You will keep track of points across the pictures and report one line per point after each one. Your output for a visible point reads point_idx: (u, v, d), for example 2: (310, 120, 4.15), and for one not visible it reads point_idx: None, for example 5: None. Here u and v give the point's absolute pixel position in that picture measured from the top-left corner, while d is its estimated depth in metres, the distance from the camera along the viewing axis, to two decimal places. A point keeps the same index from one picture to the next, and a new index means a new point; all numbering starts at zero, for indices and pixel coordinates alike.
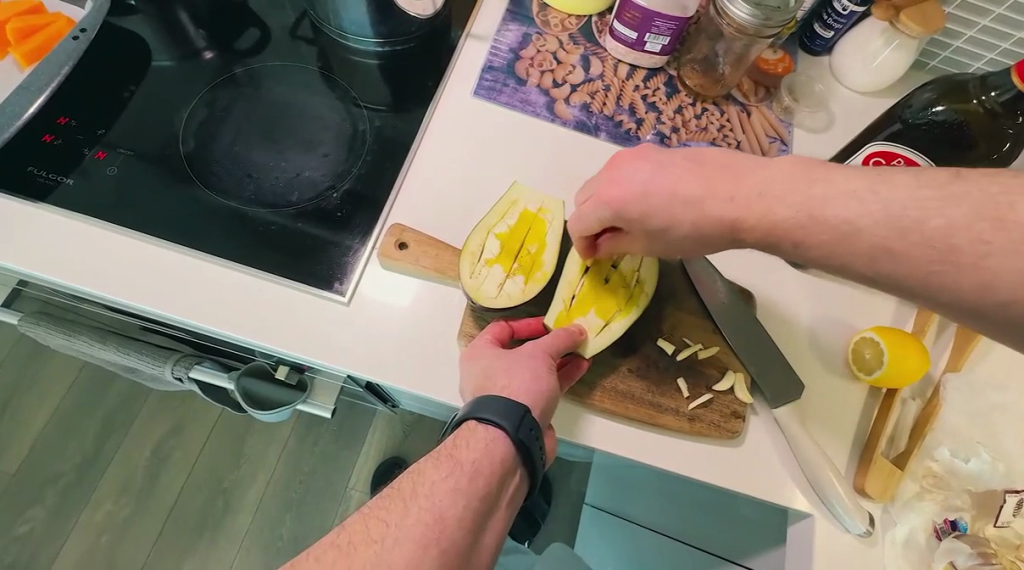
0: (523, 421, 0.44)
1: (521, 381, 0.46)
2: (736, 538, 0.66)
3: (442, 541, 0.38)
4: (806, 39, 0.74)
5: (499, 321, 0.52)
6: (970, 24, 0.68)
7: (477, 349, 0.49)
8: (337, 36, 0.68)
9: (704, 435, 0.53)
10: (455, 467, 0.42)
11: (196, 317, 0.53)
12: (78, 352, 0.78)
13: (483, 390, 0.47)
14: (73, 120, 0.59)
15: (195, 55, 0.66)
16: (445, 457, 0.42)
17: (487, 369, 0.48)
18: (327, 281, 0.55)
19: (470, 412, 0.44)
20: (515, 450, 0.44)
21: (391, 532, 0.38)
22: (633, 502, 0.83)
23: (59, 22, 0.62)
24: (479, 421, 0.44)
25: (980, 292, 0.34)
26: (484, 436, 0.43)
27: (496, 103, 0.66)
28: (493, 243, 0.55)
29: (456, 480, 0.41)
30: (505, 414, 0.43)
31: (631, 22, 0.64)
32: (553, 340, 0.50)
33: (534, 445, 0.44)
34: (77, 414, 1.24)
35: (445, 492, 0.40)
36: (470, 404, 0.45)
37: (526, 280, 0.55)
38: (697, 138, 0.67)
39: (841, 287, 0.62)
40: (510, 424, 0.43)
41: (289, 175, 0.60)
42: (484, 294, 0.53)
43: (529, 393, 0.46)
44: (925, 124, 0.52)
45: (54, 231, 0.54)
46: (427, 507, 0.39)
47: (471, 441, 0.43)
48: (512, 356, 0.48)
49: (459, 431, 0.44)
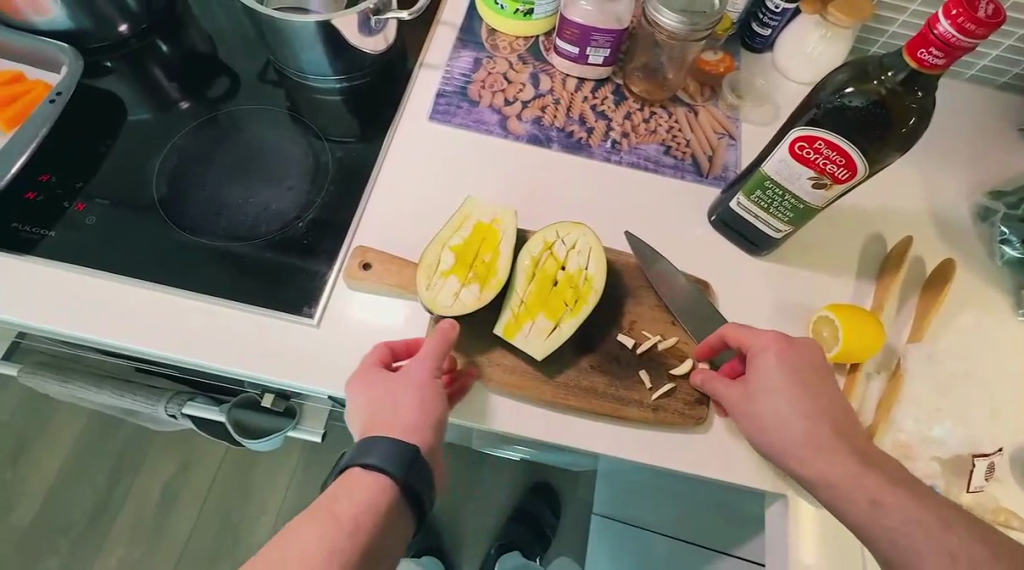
0: (411, 466, 0.44)
1: (410, 414, 0.47)
2: (723, 532, 0.68)
3: None
4: (747, 39, 0.77)
5: (380, 343, 0.53)
6: (899, 10, 0.71)
7: (369, 377, 0.50)
8: (300, 77, 0.73)
9: (670, 424, 0.54)
10: (336, 522, 0.42)
11: (174, 350, 0.55)
12: (76, 398, 0.82)
13: (370, 429, 0.47)
14: (54, 177, 0.63)
15: (170, 106, 0.71)
16: (326, 511, 0.42)
17: (369, 406, 0.48)
18: (296, 306, 0.58)
19: (359, 458, 0.44)
20: (403, 495, 0.44)
21: None
22: (633, 503, 0.84)
23: (37, 90, 0.64)
24: (366, 468, 0.44)
25: (780, 447, 0.46)
26: (371, 483, 0.44)
27: (451, 125, 0.69)
28: (448, 255, 0.57)
29: (335, 537, 0.42)
30: (395, 460, 0.44)
31: (572, 38, 0.68)
32: (434, 356, 0.50)
33: (421, 488, 0.45)
34: (85, 463, 1.27)
35: (322, 550, 0.41)
36: (358, 447, 0.45)
37: (481, 287, 0.56)
38: (646, 141, 0.70)
39: (798, 271, 0.64)
40: (397, 471, 0.44)
41: (258, 209, 0.63)
42: (439, 302, 0.55)
43: (419, 429, 0.47)
44: (837, 106, 0.46)
45: (37, 280, 0.57)
46: (302, 567, 0.40)
47: (356, 489, 0.43)
48: (397, 389, 0.49)
49: (344, 478, 0.44)
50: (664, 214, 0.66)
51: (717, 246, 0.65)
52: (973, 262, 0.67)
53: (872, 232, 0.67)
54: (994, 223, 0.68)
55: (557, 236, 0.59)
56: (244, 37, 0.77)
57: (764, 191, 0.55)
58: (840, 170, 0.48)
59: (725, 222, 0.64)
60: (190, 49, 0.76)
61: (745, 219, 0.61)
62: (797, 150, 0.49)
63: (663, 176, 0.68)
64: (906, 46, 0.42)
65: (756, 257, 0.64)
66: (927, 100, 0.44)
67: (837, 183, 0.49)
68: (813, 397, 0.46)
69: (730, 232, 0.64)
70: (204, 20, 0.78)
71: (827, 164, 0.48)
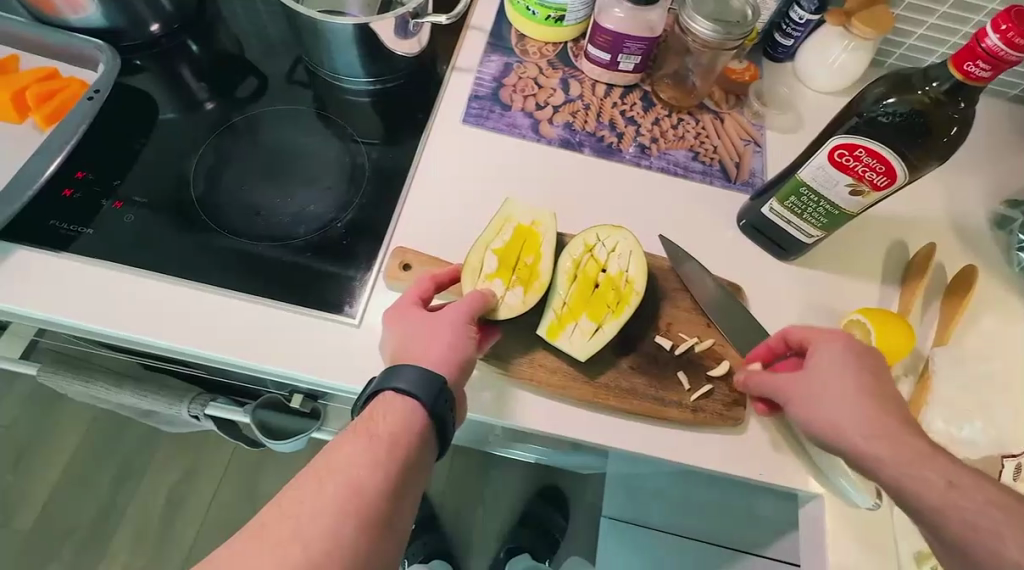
0: (440, 391, 0.45)
1: (440, 349, 0.48)
2: (757, 530, 0.68)
3: (359, 513, 0.40)
4: (770, 48, 0.79)
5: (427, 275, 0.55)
6: (918, 23, 0.74)
7: (401, 310, 0.52)
8: (332, 79, 0.74)
9: (709, 424, 0.55)
10: (371, 440, 0.42)
11: (215, 348, 0.55)
12: (93, 398, 0.81)
13: (402, 358, 0.48)
14: (90, 174, 0.63)
15: (197, 106, 0.71)
16: (360, 431, 0.43)
17: (405, 335, 0.50)
18: (337, 306, 0.58)
19: (390, 382, 0.45)
20: (431, 420, 0.45)
21: (307, 509, 0.39)
22: (639, 507, 0.83)
23: (73, 86, 0.65)
24: (399, 392, 0.45)
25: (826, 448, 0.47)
26: (402, 406, 0.44)
27: (484, 128, 0.70)
28: (491, 258, 0.57)
29: (374, 453, 0.42)
30: (424, 384, 0.45)
31: (604, 44, 0.69)
32: (471, 304, 0.52)
33: (449, 415, 0.46)
34: (90, 465, 1.25)
35: (361, 464, 0.41)
36: (388, 372, 0.46)
37: (526, 290, 0.56)
38: (675, 146, 0.71)
39: (824, 275, 0.66)
40: (425, 396, 0.45)
41: (295, 210, 0.63)
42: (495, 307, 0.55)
43: (446, 360, 0.48)
44: (880, 116, 0.47)
45: (75, 276, 0.57)
46: (343, 481, 0.40)
47: (389, 413, 0.44)
48: (431, 321, 0.50)
49: (376, 403, 0.45)
50: (695, 218, 0.67)
51: (746, 250, 0.66)
52: (991, 269, 0.69)
53: (895, 239, 0.69)
54: (1012, 231, 0.70)
55: (597, 238, 0.60)
56: (274, 38, 0.77)
57: (799, 197, 0.57)
58: (879, 178, 0.50)
59: (754, 226, 0.65)
60: (219, 49, 0.76)
61: (777, 224, 0.62)
62: (836, 157, 0.50)
63: (692, 181, 0.69)
64: (953, 58, 0.43)
65: (783, 261, 0.66)
66: (969, 109, 0.45)
67: (875, 190, 0.51)
68: (868, 390, 0.45)
69: (759, 235, 0.65)
70: (233, 22, 0.78)
71: (866, 171, 0.50)
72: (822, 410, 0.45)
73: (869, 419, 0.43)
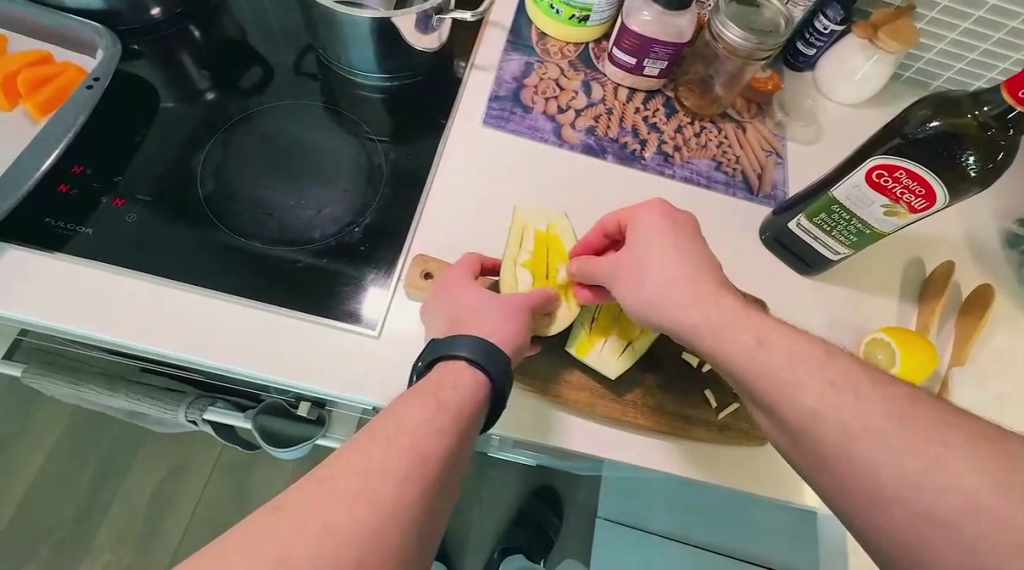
0: (509, 371, 0.44)
1: (507, 328, 0.47)
2: (785, 534, 0.70)
3: (426, 479, 0.36)
4: (791, 58, 0.78)
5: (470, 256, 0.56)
6: (938, 38, 0.74)
7: (461, 286, 0.51)
8: (345, 73, 0.70)
9: (735, 444, 0.54)
10: (442, 406, 0.40)
11: (229, 359, 0.52)
12: (83, 400, 0.77)
13: (462, 329, 0.47)
14: (88, 168, 0.59)
15: (197, 96, 0.67)
16: (429, 395, 0.40)
17: (464, 307, 0.49)
18: (355, 316, 0.55)
19: (463, 350, 0.43)
20: (492, 398, 0.44)
21: (374, 469, 0.35)
22: (639, 511, 0.83)
23: (69, 71, 0.60)
24: (469, 363, 0.43)
25: None
26: (471, 378, 0.43)
27: (505, 131, 0.68)
28: (522, 274, 0.56)
29: (443, 420, 0.39)
30: (495, 358, 0.44)
31: (630, 48, 0.67)
32: (532, 296, 0.51)
33: (506, 395, 0.45)
34: (70, 462, 1.20)
35: (432, 429, 0.38)
36: (459, 340, 0.44)
37: (566, 300, 0.55)
38: (698, 155, 0.70)
39: (846, 291, 0.65)
40: (496, 372, 0.43)
41: (309, 212, 0.60)
42: (545, 326, 0.54)
43: (511, 340, 0.47)
44: (922, 138, 0.48)
45: (72, 280, 0.53)
46: (413, 442, 0.37)
47: (458, 383, 0.42)
48: (495, 298, 0.49)
49: (442, 370, 0.43)
50: (718, 229, 0.66)
51: (769, 263, 0.65)
52: (1002, 287, 0.69)
53: (911, 256, 0.69)
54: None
55: None
56: (280, 26, 0.73)
57: (829, 215, 0.56)
58: (917, 201, 0.50)
59: (777, 240, 0.64)
60: (222, 36, 0.72)
61: (804, 241, 0.61)
62: (874, 177, 0.51)
63: (715, 192, 0.68)
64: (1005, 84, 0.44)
65: (805, 275, 0.65)
66: (1016, 137, 0.46)
67: (911, 212, 0.52)
68: None
69: (781, 249, 0.64)
70: (236, 7, 0.74)
71: (904, 194, 0.50)
72: (641, 270, 0.48)
73: (682, 271, 0.47)
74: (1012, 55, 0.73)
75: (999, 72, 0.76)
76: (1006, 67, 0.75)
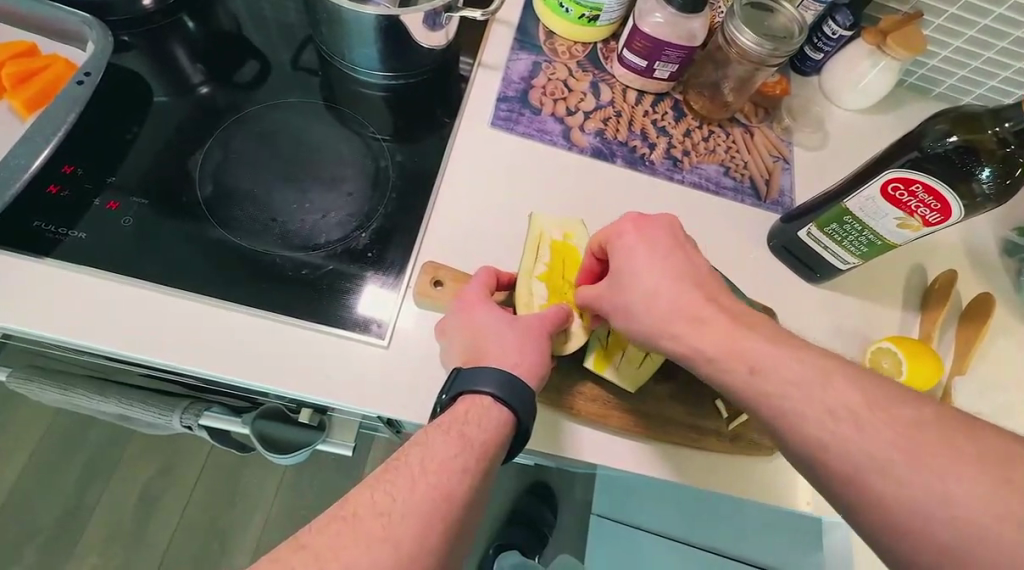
0: (533, 408, 0.46)
1: (530, 358, 0.47)
2: (788, 549, 0.67)
3: (446, 518, 0.39)
4: (798, 62, 0.77)
5: (488, 267, 0.54)
6: (944, 44, 0.74)
7: (478, 308, 0.50)
8: (347, 69, 0.68)
9: (746, 454, 0.54)
10: (467, 445, 0.42)
11: (233, 372, 0.50)
12: (72, 405, 0.74)
13: (483, 357, 0.47)
14: (80, 169, 0.57)
15: (190, 90, 0.64)
16: (454, 431, 0.42)
17: (484, 331, 0.49)
18: (364, 325, 0.53)
19: (488, 386, 0.45)
20: (516, 433, 0.45)
21: (398, 506, 0.38)
22: (636, 508, 0.85)
23: (56, 64, 0.58)
24: (495, 399, 0.44)
25: None
26: (497, 417, 0.44)
27: (513, 133, 0.66)
28: (539, 286, 0.55)
29: (466, 459, 0.41)
30: (521, 398, 0.45)
31: (641, 50, 0.66)
32: (548, 317, 0.50)
33: (529, 430, 0.46)
34: (54, 463, 1.17)
35: (454, 470, 0.41)
36: (485, 374, 0.45)
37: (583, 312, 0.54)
38: (706, 160, 0.69)
39: (851, 299, 0.66)
40: (522, 412, 0.45)
41: (314, 217, 0.58)
42: (565, 342, 0.53)
43: (535, 373, 0.47)
44: (941, 153, 0.48)
45: (64, 288, 0.51)
46: (436, 483, 0.40)
47: (483, 419, 0.44)
48: (518, 325, 0.49)
49: (468, 404, 0.44)
50: (727, 237, 0.66)
51: (777, 271, 0.65)
52: (1000, 295, 0.70)
53: (912, 263, 0.69)
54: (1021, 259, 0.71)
55: None
56: (278, 19, 0.70)
57: (841, 225, 0.57)
58: (932, 214, 0.51)
59: (784, 248, 0.64)
60: (217, 28, 0.69)
61: (813, 250, 0.62)
62: (890, 190, 0.52)
63: (724, 198, 0.68)
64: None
65: (813, 283, 0.65)
66: None
67: (924, 225, 0.53)
68: None
69: (791, 257, 0.64)
70: None
71: (919, 208, 0.51)
72: (647, 306, 0.48)
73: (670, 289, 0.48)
74: (1014, 65, 0.74)
75: (1001, 80, 0.76)
76: (1008, 75, 0.75)
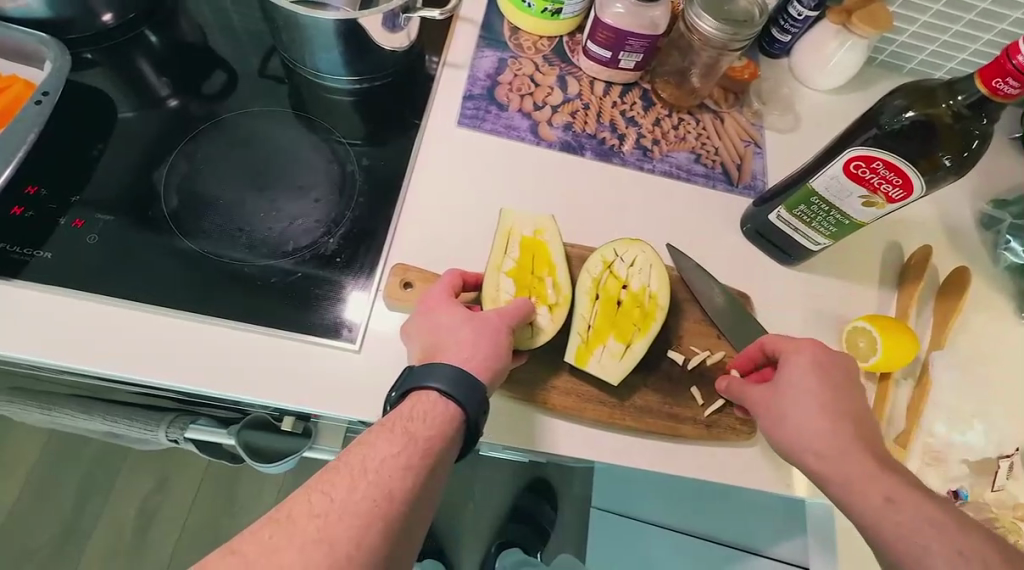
0: (482, 403, 0.45)
1: (484, 352, 0.47)
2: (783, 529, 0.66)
3: (386, 516, 0.39)
4: (766, 44, 0.77)
5: (454, 269, 0.54)
6: (911, 20, 0.74)
7: (439, 304, 0.50)
8: (311, 75, 0.68)
9: (722, 439, 0.54)
10: (409, 442, 0.42)
11: (192, 382, 0.50)
12: (56, 424, 0.74)
13: (441, 354, 0.47)
14: (43, 188, 0.57)
15: (155, 104, 0.64)
16: (398, 429, 0.42)
17: (441, 332, 0.49)
18: (333, 330, 0.53)
19: (437, 382, 0.44)
20: (466, 429, 0.45)
21: (335, 507, 0.38)
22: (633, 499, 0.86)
23: (16, 85, 0.58)
24: (441, 394, 0.44)
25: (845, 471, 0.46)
26: (443, 412, 0.44)
27: (479, 131, 0.66)
28: (508, 281, 0.55)
29: (407, 457, 0.41)
30: (467, 391, 0.44)
31: (605, 41, 0.66)
32: (507, 311, 0.51)
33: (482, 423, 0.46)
34: (51, 482, 1.17)
35: (394, 468, 0.41)
36: (435, 370, 0.45)
37: (552, 308, 0.55)
38: (676, 148, 0.69)
39: (825, 279, 0.66)
40: (469, 405, 0.44)
41: (282, 224, 0.58)
42: (528, 338, 0.53)
43: (489, 367, 0.47)
44: (898, 128, 0.49)
45: (27, 307, 0.51)
46: (376, 483, 0.40)
47: (429, 414, 0.44)
48: (476, 321, 0.49)
49: (414, 402, 0.44)
50: (698, 224, 0.65)
51: (750, 257, 0.65)
52: (977, 268, 0.70)
53: (888, 241, 0.69)
54: (999, 231, 0.71)
55: (616, 254, 0.59)
56: (242, 27, 0.70)
57: (809, 206, 0.57)
58: (895, 190, 0.51)
59: (758, 232, 0.64)
60: (180, 40, 0.69)
61: (785, 232, 0.61)
62: (852, 168, 0.52)
63: (694, 184, 0.68)
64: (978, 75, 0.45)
65: (788, 266, 0.65)
66: (989, 125, 0.47)
67: (888, 202, 0.53)
68: None
69: (761, 239, 0.64)
70: (195, 9, 0.71)
71: (882, 184, 0.51)
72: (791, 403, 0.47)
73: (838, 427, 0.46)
74: (983, 37, 0.74)
75: (972, 52, 0.76)
76: (978, 48, 0.75)
